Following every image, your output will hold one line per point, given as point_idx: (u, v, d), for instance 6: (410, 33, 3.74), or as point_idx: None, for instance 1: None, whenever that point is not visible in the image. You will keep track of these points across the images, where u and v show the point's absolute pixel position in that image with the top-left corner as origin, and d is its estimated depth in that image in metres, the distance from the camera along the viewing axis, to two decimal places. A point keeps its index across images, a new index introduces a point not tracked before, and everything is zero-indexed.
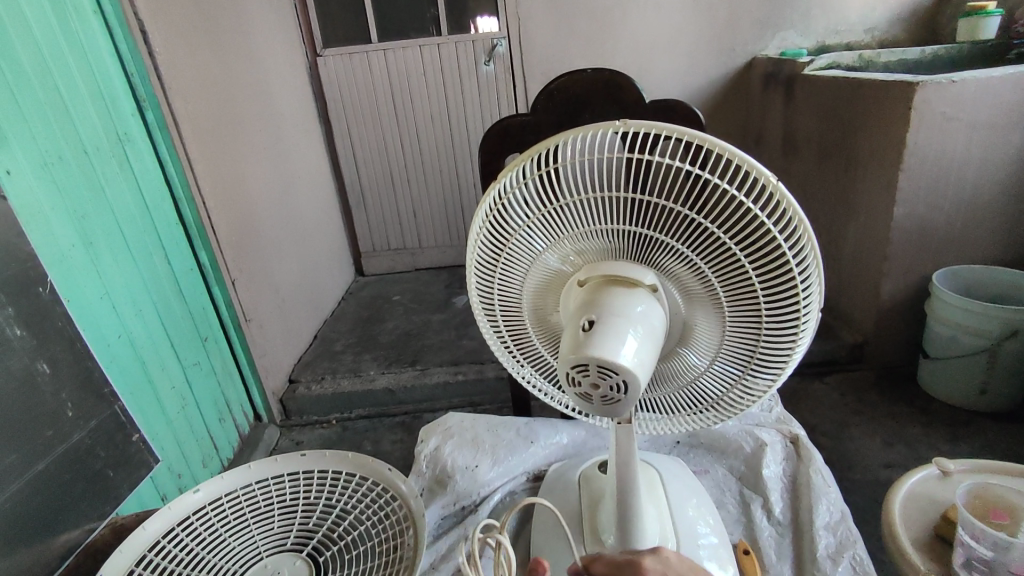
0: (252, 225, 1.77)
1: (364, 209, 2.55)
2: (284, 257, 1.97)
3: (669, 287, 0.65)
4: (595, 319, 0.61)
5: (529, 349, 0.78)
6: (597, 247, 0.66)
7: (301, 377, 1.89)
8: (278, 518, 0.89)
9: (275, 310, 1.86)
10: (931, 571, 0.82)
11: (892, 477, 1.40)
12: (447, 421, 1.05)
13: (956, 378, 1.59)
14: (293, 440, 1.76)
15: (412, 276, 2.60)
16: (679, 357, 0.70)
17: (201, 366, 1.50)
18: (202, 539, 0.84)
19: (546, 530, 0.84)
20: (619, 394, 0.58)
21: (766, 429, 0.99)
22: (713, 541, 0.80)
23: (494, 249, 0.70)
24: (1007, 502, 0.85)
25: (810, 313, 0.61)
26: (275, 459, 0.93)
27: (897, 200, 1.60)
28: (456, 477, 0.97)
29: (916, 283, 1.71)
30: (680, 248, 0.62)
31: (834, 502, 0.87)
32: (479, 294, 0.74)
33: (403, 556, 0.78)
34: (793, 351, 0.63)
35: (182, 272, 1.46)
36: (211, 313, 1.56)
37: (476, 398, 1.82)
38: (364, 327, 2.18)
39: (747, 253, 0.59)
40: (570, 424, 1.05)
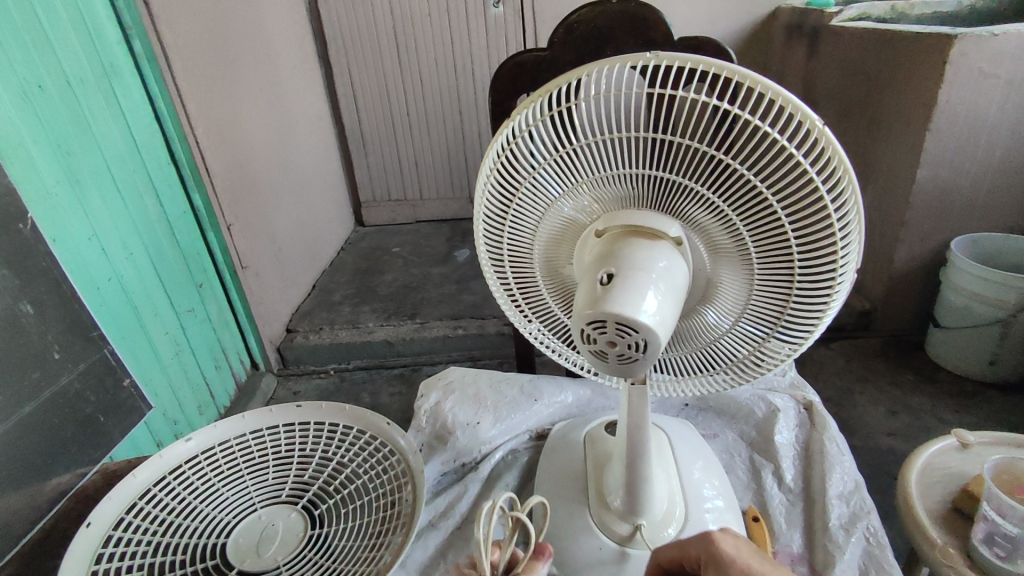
0: (248, 168, 1.70)
1: (365, 157, 2.47)
2: (282, 203, 1.90)
3: (694, 241, 0.60)
4: (614, 272, 0.56)
5: (539, 304, 0.73)
6: (618, 195, 0.61)
7: (299, 327, 1.85)
8: (273, 470, 0.87)
9: (272, 257, 1.81)
10: (947, 545, 0.69)
11: (895, 446, 1.38)
12: (448, 375, 1.02)
13: (966, 347, 1.56)
14: (290, 390, 1.74)
15: (413, 228, 2.54)
16: (700, 316, 0.66)
17: (196, 312, 1.46)
18: (195, 488, 0.82)
19: (549, 490, 0.81)
20: (637, 353, 0.54)
21: (779, 395, 0.97)
22: (719, 505, 0.78)
23: (504, 196, 0.65)
24: None
25: (846, 270, 0.56)
26: (270, 409, 0.91)
27: (922, 163, 1.53)
28: (456, 433, 0.94)
29: (932, 250, 1.66)
30: (709, 197, 0.56)
31: (848, 472, 0.84)
32: (486, 246, 0.69)
33: (401, 511, 0.76)
34: (826, 311, 0.58)
35: (175, 214, 1.40)
36: (206, 258, 1.51)
37: (476, 352, 1.79)
38: (364, 278, 2.14)
39: (782, 203, 0.54)
40: (575, 383, 1.02)
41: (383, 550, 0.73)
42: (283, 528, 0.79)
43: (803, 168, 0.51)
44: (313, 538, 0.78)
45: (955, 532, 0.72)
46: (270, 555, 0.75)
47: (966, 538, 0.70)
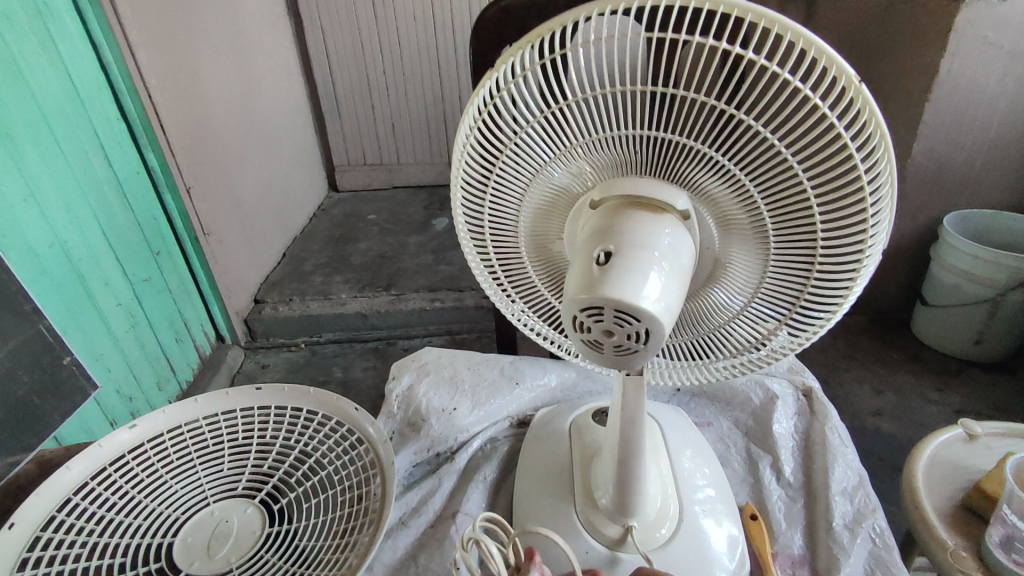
0: (207, 126, 1.56)
1: (338, 117, 2.33)
2: (247, 166, 1.77)
3: (703, 214, 0.53)
4: (613, 250, 0.48)
5: (524, 285, 0.65)
6: (617, 160, 0.53)
7: (268, 298, 1.75)
8: (228, 460, 0.79)
9: (236, 224, 1.69)
10: (960, 548, 0.67)
11: (881, 426, 1.36)
12: (422, 356, 0.95)
13: (952, 326, 1.53)
14: (258, 363, 1.65)
15: (389, 194, 2.42)
16: (705, 298, 0.59)
17: (153, 283, 1.35)
18: (140, 482, 0.74)
19: (532, 484, 0.75)
20: (637, 344, 0.48)
21: (777, 381, 0.93)
22: (710, 495, 0.73)
23: (486, 161, 0.56)
24: None
25: (875, 247, 0.50)
26: (226, 392, 0.83)
27: (918, 136, 1.46)
28: (431, 420, 0.87)
29: (922, 226, 1.61)
30: (723, 164, 0.49)
31: (851, 465, 0.80)
32: (465, 219, 0.61)
33: (369, 507, 0.70)
34: (849, 295, 0.52)
35: (127, 176, 1.28)
36: (163, 224, 1.39)
37: (454, 326, 1.72)
38: (336, 247, 2.03)
39: (809, 172, 0.46)
40: (559, 364, 0.95)
41: (347, 552, 0.66)
42: (238, 526, 0.72)
43: (836, 130, 0.44)
44: (271, 536, 0.71)
45: (968, 531, 0.69)
46: (222, 556, 0.68)
47: (980, 536, 0.68)
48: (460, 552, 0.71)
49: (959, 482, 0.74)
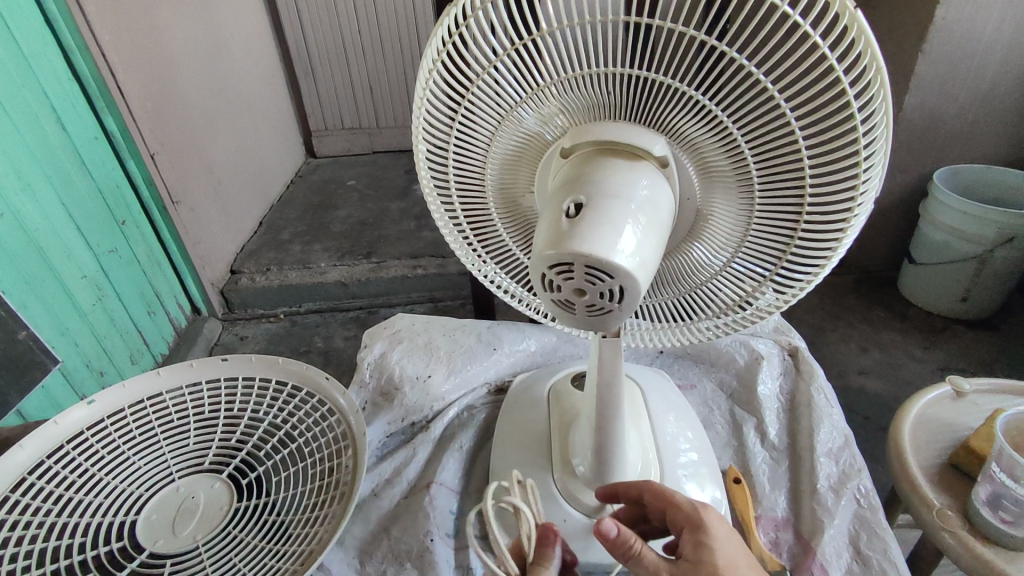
0: (169, 87, 1.45)
1: (313, 79, 2.19)
2: (216, 130, 1.66)
3: (683, 162, 0.49)
4: (584, 202, 0.45)
5: (495, 243, 0.61)
6: (591, 103, 0.48)
7: (245, 267, 1.67)
8: (195, 434, 0.76)
9: (209, 191, 1.59)
10: (948, 509, 0.65)
11: (866, 384, 1.35)
12: (395, 324, 0.92)
13: (939, 284, 1.51)
14: (237, 335, 1.60)
15: (370, 159, 2.31)
16: (686, 254, 0.56)
17: (120, 254, 1.28)
18: (100, 459, 0.70)
19: (510, 453, 0.73)
20: (611, 303, 0.44)
21: (762, 341, 0.91)
22: (693, 459, 0.71)
23: (449, 105, 0.51)
24: None
25: (867, 197, 0.46)
26: (190, 364, 0.79)
27: (910, 88, 1.40)
28: (404, 389, 0.85)
29: (912, 182, 1.57)
30: (704, 106, 0.45)
31: (836, 425, 0.79)
32: (430, 171, 0.56)
33: (340, 481, 0.67)
34: (838, 248, 0.48)
35: (83, 140, 1.20)
36: (126, 190, 1.31)
37: (437, 293, 1.68)
38: (315, 214, 1.93)
39: (798, 113, 0.42)
40: (538, 329, 0.93)
41: (319, 526, 0.64)
42: (205, 502, 0.69)
43: (828, 64, 0.40)
44: (239, 512, 0.68)
45: (952, 488, 0.68)
46: (188, 533, 0.66)
47: (968, 496, 0.66)
48: (434, 524, 0.69)
49: (947, 441, 0.73)
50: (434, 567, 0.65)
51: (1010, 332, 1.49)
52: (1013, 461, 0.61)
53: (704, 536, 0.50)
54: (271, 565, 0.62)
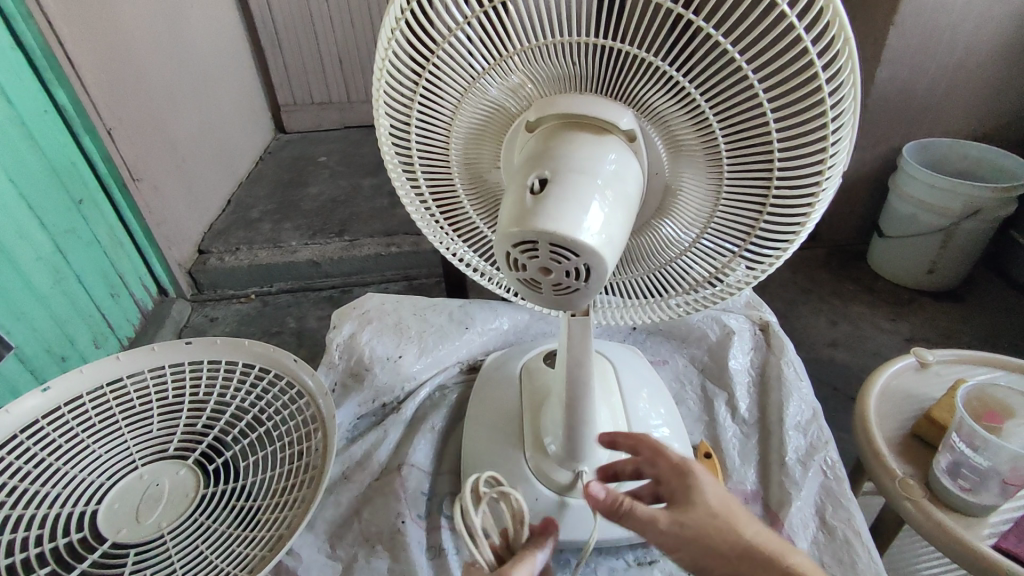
0: (124, 59, 1.38)
1: (280, 52, 2.10)
2: (177, 105, 1.59)
3: (651, 136, 0.47)
4: (549, 177, 0.44)
5: (462, 220, 0.60)
6: (556, 74, 0.46)
7: (213, 247, 1.62)
8: (158, 420, 0.74)
9: (173, 168, 1.53)
10: (911, 479, 0.67)
11: (836, 356, 1.38)
12: (364, 304, 0.90)
13: (906, 257, 1.54)
14: (206, 317, 1.55)
15: (341, 134, 2.24)
16: (655, 230, 0.55)
17: (77, 235, 1.23)
18: (58, 448, 0.68)
19: (482, 432, 0.73)
20: (577, 281, 0.43)
21: (734, 316, 0.92)
22: (664, 433, 0.72)
23: (410, 76, 0.49)
24: (1007, 408, 0.68)
25: (835, 171, 0.45)
26: (152, 348, 0.76)
27: (882, 61, 1.39)
28: (375, 369, 0.84)
29: (882, 156, 1.58)
30: (671, 77, 0.43)
31: (805, 398, 0.80)
32: (393, 145, 0.54)
33: (309, 465, 0.66)
34: (806, 224, 0.48)
35: (33, 115, 1.14)
36: (82, 168, 1.25)
37: (411, 271, 1.66)
38: (285, 191, 1.87)
39: (766, 85, 0.41)
40: (511, 308, 0.93)
41: (287, 510, 0.63)
42: (169, 488, 0.68)
43: (797, 33, 0.39)
44: (206, 498, 0.67)
45: (915, 457, 0.70)
46: (152, 522, 0.64)
47: (930, 465, 0.68)
48: (405, 505, 0.69)
49: (910, 411, 0.75)
50: (406, 549, 0.65)
51: (972, 302, 1.53)
52: (973, 430, 0.63)
53: (693, 480, 0.51)
54: (239, 552, 0.61)
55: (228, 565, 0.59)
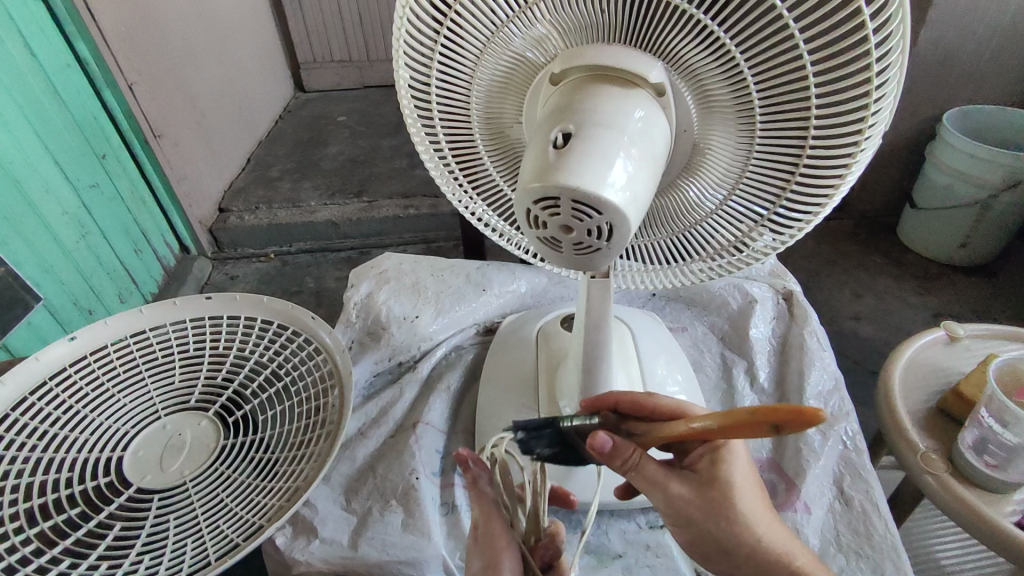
0: (144, 11, 1.35)
1: (299, 7, 2.04)
2: (197, 60, 1.57)
3: (681, 91, 0.45)
4: (572, 131, 0.42)
5: (480, 178, 0.58)
6: (584, 22, 0.44)
7: (233, 206, 1.62)
8: (180, 371, 0.75)
9: (193, 125, 1.53)
10: (935, 454, 0.66)
11: (858, 330, 1.35)
12: (382, 263, 0.90)
13: (937, 230, 1.49)
14: (228, 274, 1.57)
15: (361, 94, 2.21)
16: (678, 193, 0.53)
17: (102, 189, 1.24)
18: (84, 396, 0.69)
19: (499, 393, 0.73)
20: (599, 241, 0.42)
21: (757, 284, 0.90)
22: (681, 400, 0.72)
23: (431, 28, 0.47)
24: None
25: (875, 132, 0.43)
26: (173, 302, 0.77)
27: (928, 21, 1.31)
28: (391, 328, 0.84)
29: (921, 124, 1.50)
30: (706, 27, 0.41)
31: (828, 367, 0.79)
32: (411, 97, 0.52)
33: (327, 419, 0.67)
34: (840, 187, 0.46)
35: (55, 67, 1.13)
36: (105, 123, 1.25)
37: (430, 234, 1.65)
38: (305, 150, 1.86)
39: (808, 36, 0.39)
40: (528, 271, 0.92)
41: (304, 463, 0.64)
42: (192, 438, 0.70)
43: None
44: (227, 449, 0.68)
45: (939, 432, 0.69)
46: (175, 469, 0.66)
47: (955, 440, 0.67)
48: (420, 463, 0.70)
49: (937, 386, 0.73)
50: (419, 503, 0.66)
51: (1005, 278, 1.48)
52: (1003, 406, 0.61)
53: (719, 454, 0.48)
54: (259, 501, 0.62)
55: (247, 514, 0.61)
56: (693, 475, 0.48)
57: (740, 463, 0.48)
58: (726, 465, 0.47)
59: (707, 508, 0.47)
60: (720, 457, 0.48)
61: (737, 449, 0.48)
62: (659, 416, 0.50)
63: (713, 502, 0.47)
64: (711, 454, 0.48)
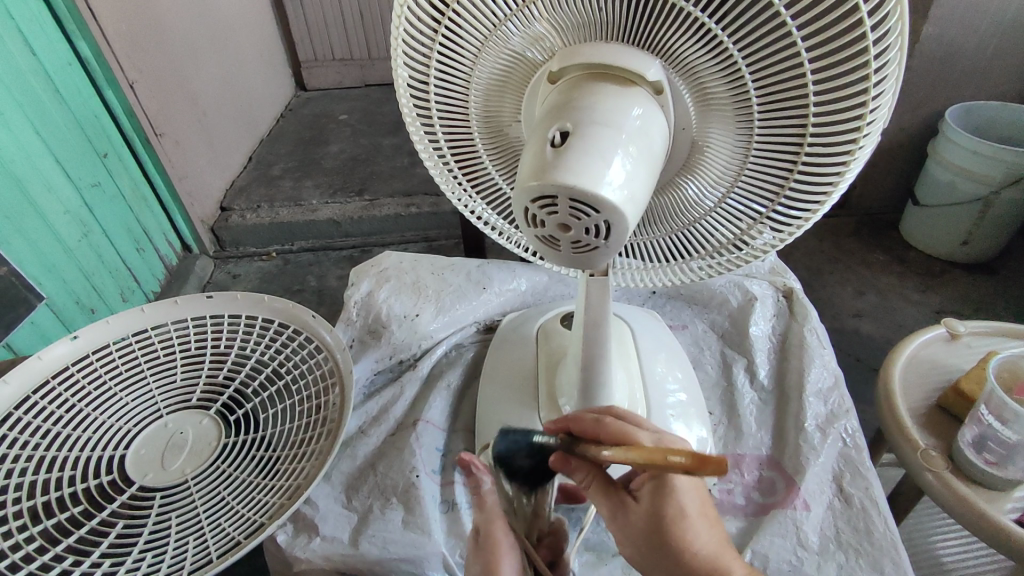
0: (144, 10, 1.36)
1: (300, 5, 2.04)
2: (198, 59, 1.57)
3: (679, 89, 0.45)
4: (570, 130, 0.42)
5: (480, 176, 0.58)
6: (583, 20, 0.44)
7: (235, 205, 1.63)
8: (182, 370, 0.75)
9: (195, 124, 1.53)
10: (934, 451, 0.66)
11: (860, 327, 1.35)
12: (382, 262, 0.90)
13: (939, 226, 1.49)
14: (230, 273, 1.57)
15: (362, 92, 2.21)
16: (676, 191, 0.53)
17: (103, 189, 1.24)
18: (87, 395, 0.70)
19: (498, 391, 0.73)
20: (597, 239, 0.42)
21: (757, 282, 0.90)
22: (681, 398, 0.72)
23: (429, 26, 0.47)
24: None
25: (874, 129, 0.43)
26: (175, 301, 0.78)
27: (930, 17, 1.30)
28: (391, 327, 0.84)
29: (923, 120, 1.49)
30: (704, 25, 0.41)
31: (828, 365, 0.79)
32: (411, 96, 0.52)
33: (328, 418, 0.67)
34: (839, 184, 0.46)
35: (56, 67, 1.13)
36: (106, 122, 1.25)
37: (431, 233, 1.65)
38: (306, 149, 1.86)
39: (806, 33, 0.39)
40: (528, 269, 0.93)
41: (305, 461, 0.64)
42: (193, 437, 0.70)
43: None
44: (228, 447, 0.69)
45: (939, 429, 0.69)
46: (177, 467, 0.66)
47: (955, 437, 0.67)
48: (421, 461, 0.70)
49: (938, 382, 0.73)
50: (419, 502, 0.66)
51: (1008, 275, 1.47)
52: (1003, 403, 0.61)
53: (662, 486, 0.46)
54: (259, 499, 0.62)
55: (249, 511, 0.61)
56: (634, 502, 0.47)
57: (685, 495, 0.46)
58: (668, 498, 0.46)
59: (649, 538, 0.46)
60: (661, 489, 0.46)
61: (681, 482, 0.46)
62: (609, 437, 0.48)
63: (653, 533, 0.46)
64: (653, 482, 0.47)
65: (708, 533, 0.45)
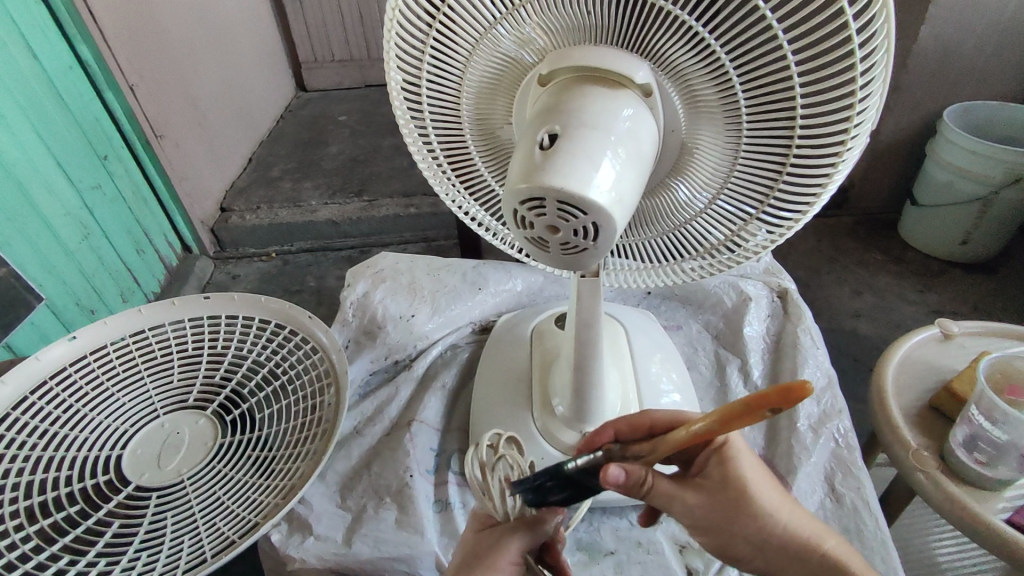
0: (144, 12, 1.36)
1: (299, 7, 2.05)
2: (197, 61, 1.57)
3: (668, 92, 0.46)
4: (559, 132, 0.43)
5: (472, 177, 0.59)
6: (571, 24, 0.44)
7: (234, 205, 1.63)
8: (179, 370, 0.76)
9: (194, 125, 1.53)
10: (926, 452, 0.66)
11: (858, 327, 1.35)
12: (378, 263, 0.90)
13: (937, 226, 1.49)
14: (229, 274, 1.58)
15: (362, 93, 2.21)
16: (666, 192, 0.53)
17: (104, 190, 1.25)
18: (83, 395, 0.70)
19: (492, 392, 0.74)
20: (585, 241, 0.42)
21: (752, 282, 0.91)
22: (675, 398, 0.72)
23: (421, 29, 0.48)
24: None
25: (861, 132, 0.43)
26: (172, 302, 0.78)
27: (927, 17, 1.30)
28: (387, 328, 0.85)
29: (921, 120, 1.49)
30: (691, 28, 0.41)
31: (821, 365, 0.79)
32: (403, 98, 0.52)
33: (323, 418, 0.68)
34: (828, 185, 0.46)
35: (57, 70, 1.14)
36: (107, 124, 1.26)
37: (430, 233, 1.65)
38: (305, 150, 1.87)
39: (792, 37, 0.39)
40: (524, 269, 0.93)
41: (300, 461, 0.65)
42: (190, 436, 0.70)
43: None
44: (224, 447, 0.69)
45: (932, 429, 0.69)
46: (173, 467, 0.67)
47: (947, 438, 0.67)
48: (415, 460, 0.71)
49: (930, 382, 0.74)
50: (413, 501, 0.67)
51: (1006, 275, 1.47)
52: (993, 403, 0.61)
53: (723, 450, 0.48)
54: (253, 498, 0.63)
55: (243, 511, 0.61)
56: (703, 479, 0.48)
57: (743, 454, 0.48)
58: (733, 460, 0.47)
59: (729, 504, 0.46)
60: (725, 455, 0.48)
61: (736, 441, 0.48)
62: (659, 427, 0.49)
63: (731, 498, 0.46)
64: (714, 453, 0.48)
65: (773, 489, 0.47)
